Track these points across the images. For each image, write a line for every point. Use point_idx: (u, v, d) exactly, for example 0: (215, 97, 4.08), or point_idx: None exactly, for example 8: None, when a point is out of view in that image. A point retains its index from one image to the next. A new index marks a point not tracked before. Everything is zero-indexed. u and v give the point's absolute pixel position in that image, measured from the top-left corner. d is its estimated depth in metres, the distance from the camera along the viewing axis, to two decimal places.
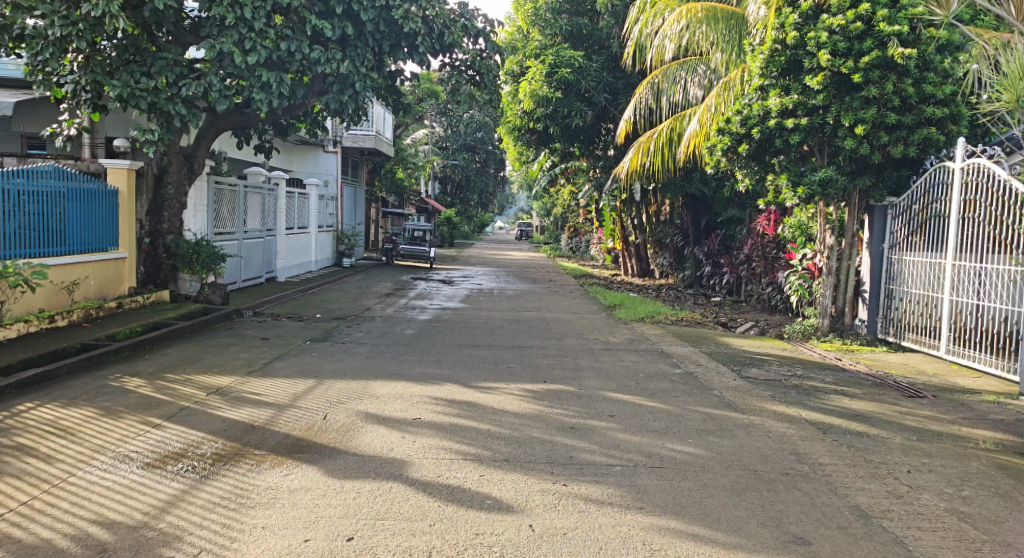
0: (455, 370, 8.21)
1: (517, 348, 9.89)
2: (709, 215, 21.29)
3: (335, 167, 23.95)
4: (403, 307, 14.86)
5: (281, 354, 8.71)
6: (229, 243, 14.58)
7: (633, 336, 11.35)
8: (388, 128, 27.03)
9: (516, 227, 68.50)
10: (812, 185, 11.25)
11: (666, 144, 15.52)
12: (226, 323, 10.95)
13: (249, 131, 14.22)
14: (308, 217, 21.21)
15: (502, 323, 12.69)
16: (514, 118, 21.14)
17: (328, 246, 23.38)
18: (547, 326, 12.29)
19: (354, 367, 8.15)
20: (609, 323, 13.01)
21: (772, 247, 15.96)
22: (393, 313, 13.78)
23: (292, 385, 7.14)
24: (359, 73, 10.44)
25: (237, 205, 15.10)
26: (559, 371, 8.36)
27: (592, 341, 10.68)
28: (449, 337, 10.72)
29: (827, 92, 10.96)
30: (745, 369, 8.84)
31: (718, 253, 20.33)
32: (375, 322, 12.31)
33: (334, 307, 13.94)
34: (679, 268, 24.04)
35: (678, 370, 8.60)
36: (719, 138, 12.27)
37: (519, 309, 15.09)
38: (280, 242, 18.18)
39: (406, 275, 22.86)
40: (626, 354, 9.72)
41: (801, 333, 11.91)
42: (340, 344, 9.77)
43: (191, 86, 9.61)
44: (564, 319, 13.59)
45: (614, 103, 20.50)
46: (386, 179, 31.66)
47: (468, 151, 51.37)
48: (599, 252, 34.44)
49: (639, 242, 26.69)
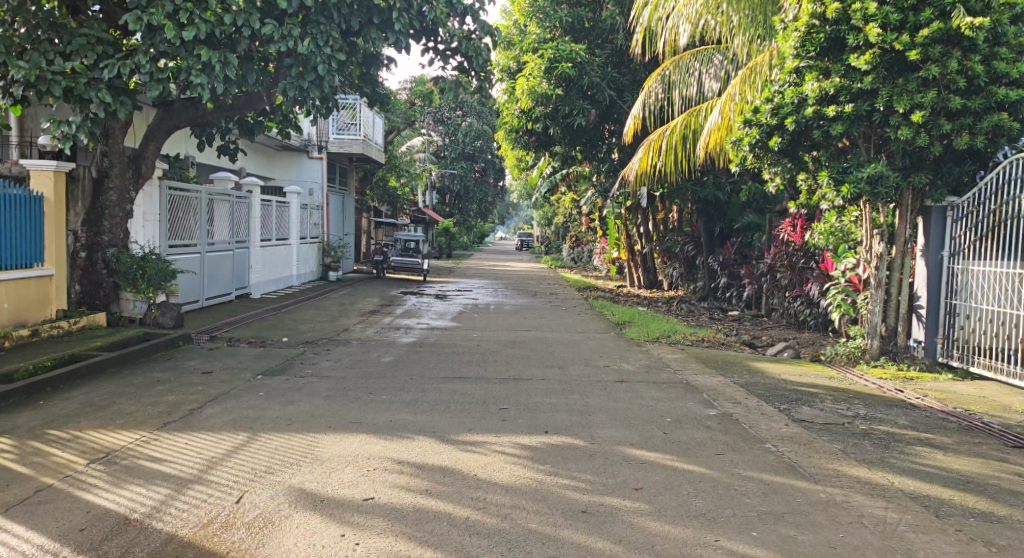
0: (433, 416, 6.51)
1: (514, 382, 8.18)
2: (723, 222, 19.68)
3: (320, 174, 22.35)
4: (387, 327, 13.17)
5: (217, 396, 7.01)
6: (188, 257, 12.90)
7: (649, 363, 9.62)
8: (378, 132, 25.35)
9: (517, 239, 66.84)
10: (860, 183, 9.47)
11: (679, 142, 13.82)
12: (169, 352, 9.27)
13: (210, 130, 12.61)
14: (287, 228, 19.50)
15: (495, 347, 10.98)
16: (513, 120, 19.66)
17: (312, 259, 21.67)
18: (549, 350, 10.59)
19: (305, 414, 6.47)
20: (620, 346, 11.29)
21: (801, 257, 14.35)
22: (372, 335, 12.08)
23: (214, 443, 5.46)
24: (322, 54, 8.75)
25: (198, 213, 13.37)
26: (564, 415, 6.65)
27: (602, 371, 8.95)
28: (432, 367, 9.03)
29: (877, 74, 9.27)
30: (795, 408, 7.12)
31: (734, 263, 18.70)
32: (350, 347, 10.63)
33: (306, 329, 12.25)
34: (690, 278, 22.38)
35: (712, 411, 6.90)
36: (745, 131, 10.57)
37: (517, 328, 13.37)
38: (254, 255, 16.49)
39: (395, 289, 21.15)
40: (644, 387, 8.00)
41: (848, 358, 10.20)
42: (298, 378, 8.06)
43: (114, 68, 7.91)
44: (567, 341, 11.87)
45: (620, 101, 18.84)
46: (377, 189, 30.13)
47: (467, 160, 49.77)
48: (603, 263, 32.79)
49: (645, 252, 25.07)
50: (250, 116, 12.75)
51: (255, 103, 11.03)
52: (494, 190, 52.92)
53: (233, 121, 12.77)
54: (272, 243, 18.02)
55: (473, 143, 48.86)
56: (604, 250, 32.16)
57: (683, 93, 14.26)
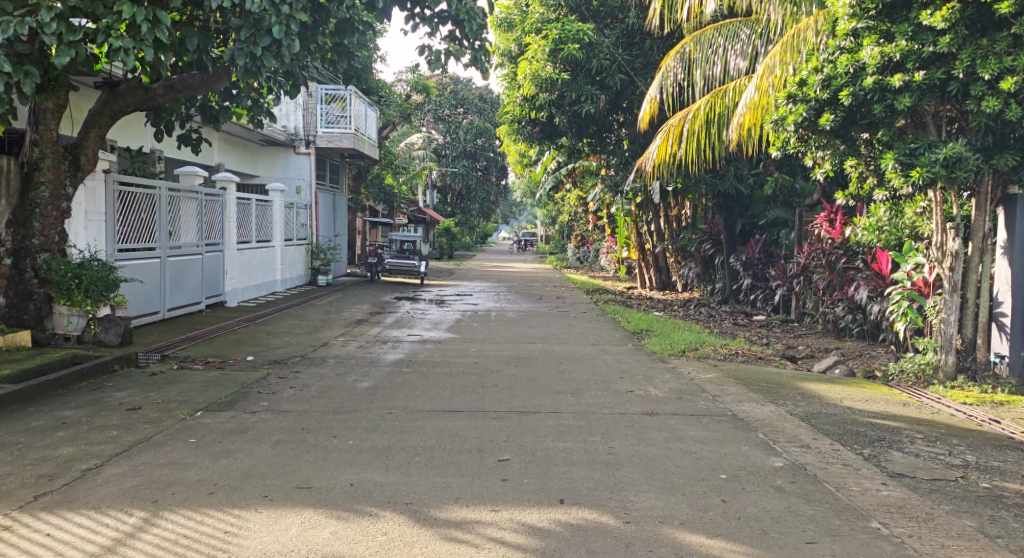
0: (411, 474, 4.90)
1: (518, 417, 6.55)
2: (745, 218, 18.09)
3: (307, 171, 20.85)
4: (372, 341, 11.55)
5: (132, 446, 5.41)
6: (144, 263, 11.30)
7: (681, 387, 7.99)
8: (371, 126, 23.80)
9: (520, 238, 65.26)
10: (934, 167, 7.82)
11: (703, 127, 12.20)
12: (100, 380, 7.70)
13: (168, 118, 11.01)
14: (270, 229, 17.90)
15: (496, 365, 9.36)
16: (515, 109, 18.18)
17: (299, 262, 20.08)
18: (560, 371, 8.96)
19: (241, 472, 4.87)
20: (642, 363, 9.65)
21: (839, 256, 12.76)
22: (354, 351, 10.47)
23: (92, 534, 3.87)
24: (277, 13, 7.13)
25: (157, 212, 11.74)
26: (585, 472, 5.04)
27: (627, 399, 7.32)
28: (419, 395, 7.41)
29: (955, 34, 7.67)
30: (883, 454, 5.51)
31: (758, 263, 17.08)
32: (325, 367, 9.01)
33: (279, 344, 10.65)
34: (708, 279, 20.79)
35: (778, 460, 5.27)
36: (789, 108, 8.92)
37: (521, 340, 11.74)
38: (230, 259, 14.90)
39: (389, 294, 19.54)
40: (682, 423, 6.36)
41: (917, 377, 8.60)
42: (248, 414, 6.45)
43: (9, 28, 6.31)
44: (580, 356, 10.24)
45: (632, 86, 17.22)
46: (372, 187, 28.55)
47: (468, 158, 48.17)
48: (611, 263, 31.17)
49: (657, 252, 23.51)
50: (215, 100, 11.17)
51: (213, 83, 9.47)
52: (496, 189, 51.38)
53: (194, 106, 11.19)
54: (251, 246, 16.43)
55: (475, 141, 47.35)
56: (612, 249, 30.53)
57: (705, 72, 12.62)
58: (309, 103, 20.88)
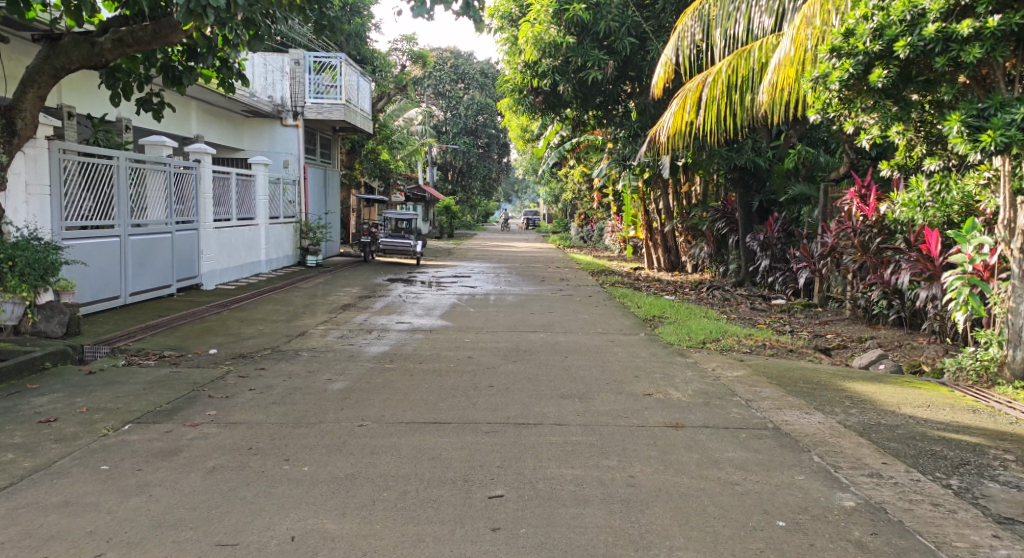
0: (375, 523, 3.77)
1: (516, 431, 5.40)
2: (762, 194, 16.89)
3: (296, 144, 19.73)
4: (356, 329, 10.40)
5: (24, 477, 4.26)
6: (100, 241, 10.14)
7: (708, 389, 6.83)
8: (365, 98, 22.56)
9: (522, 217, 64.06)
10: (1009, 130, 6.64)
11: (725, 91, 10.99)
12: (24, 382, 6.54)
13: (121, 77, 9.82)
14: (253, 205, 16.71)
15: (493, 360, 8.21)
16: (517, 77, 17.00)
17: (287, 241, 18.90)
18: (565, 367, 7.81)
19: (153, 522, 3.72)
20: (658, 357, 8.49)
21: (873, 235, 11.56)
22: (334, 342, 9.33)
23: None
24: None
25: (116, 185, 10.54)
26: (600, 521, 3.89)
27: (646, 407, 6.16)
28: (400, 401, 6.26)
29: None
30: (976, 486, 4.34)
31: (778, 242, 15.88)
32: (296, 363, 7.86)
33: (250, 335, 9.50)
34: (720, 260, 19.62)
35: (847, 498, 4.11)
36: (832, 64, 7.74)
37: (522, 329, 10.60)
38: (206, 238, 13.70)
39: (382, 276, 18.38)
40: (717, 440, 5.20)
41: (978, 375, 7.45)
42: (187, 427, 5.30)
43: None
44: (588, 348, 9.10)
45: (642, 50, 16.03)
46: (367, 162, 27.59)
47: (469, 134, 46.91)
48: (616, 243, 30.01)
49: (666, 231, 22.33)
50: (179, 59, 10.03)
51: (168, 36, 8.26)
52: (498, 166, 50.18)
53: (155, 66, 10.02)
54: (232, 223, 15.26)
55: (476, 117, 46.19)
56: (618, 228, 29.36)
57: (727, 31, 11.28)
58: (297, 72, 19.53)
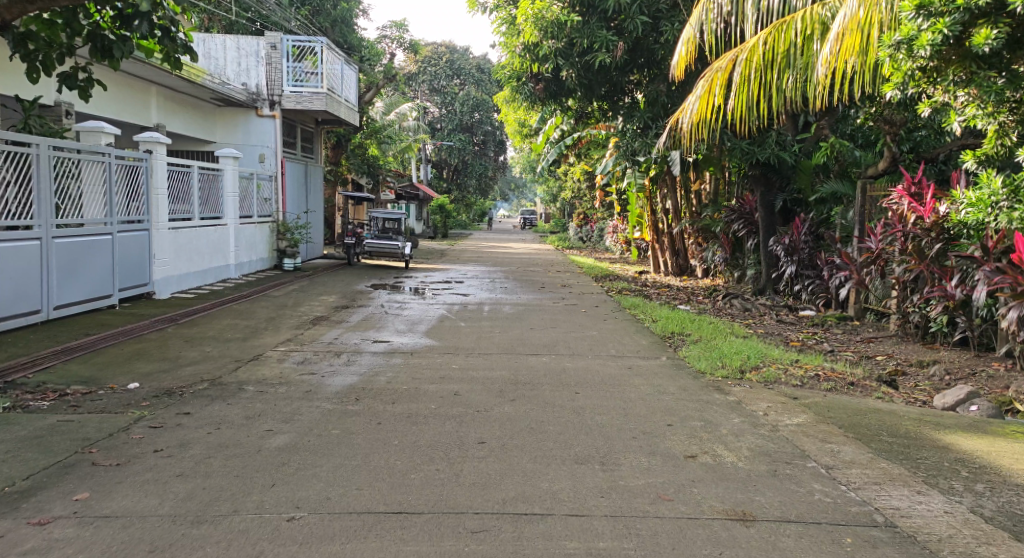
0: None
1: (516, 533, 3.74)
2: (785, 193, 15.27)
3: (272, 137, 18.01)
4: (323, 352, 8.69)
5: None
6: (13, 245, 8.50)
7: (770, 447, 5.16)
8: (350, 88, 20.84)
9: (519, 216, 62.44)
10: None
11: (760, 69, 9.31)
12: None
13: (33, 47, 8.11)
14: (220, 203, 14.97)
15: (485, 398, 6.51)
16: (516, 61, 15.37)
17: (262, 243, 17.17)
18: (579, 411, 6.13)
19: None
20: (691, 394, 6.82)
21: (930, 240, 9.99)
22: (290, 370, 7.63)
23: None
24: None
25: (35, 177, 8.90)
26: None
27: (694, 481, 4.48)
28: (358, 470, 4.58)
29: None
30: None
31: (806, 247, 14.22)
32: (235, 404, 6.16)
33: (189, 361, 7.82)
34: (735, 265, 17.96)
35: None
36: (918, 25, 6.05)
37: (521, 351, 8.91)
38: (160, 240, 11.99)
39: (366, 281, 16.66)
40: (814, 555, 3.55)
41: None
42: (29, 529, 3.63)
43: None
44: (603, 379, 7.43)
45: (654, 32, 14.41)
46: (353, 158, 25.76)
47: (465, 131, 45.31)
48: (617, 244, 28.37)
49: (674, 233, 20.65)
50: (110, 26, 8.34)
51: None
52: (495, 165, 48.48)
53: (80, 35, 8.32)
54: (193, 224, 13.52)
55: (472, 114, 44.68)
56: (620, 228, 27.72)
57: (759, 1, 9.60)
58: (272, 57, 17.79)
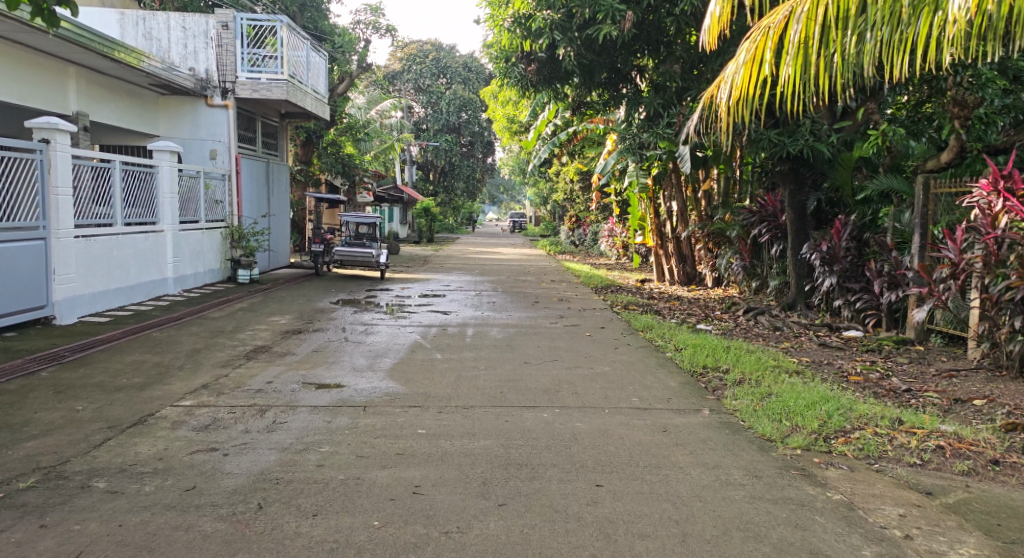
0: None
1: None
2: (818, 191, 12.99)
3: (225, 129, 15.65)
4: (243, 406, 6.35)
5: None
6: None
7: None
8: (318, 76, 18.52)
9: (508, 220, 60.21)
10: None
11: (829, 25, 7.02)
12: None
13: None
14: (153, 206, 12.57)
15: (456, 505, 4.20)
16: (504, 38, 13.11)
17: (211, 253, 14.79)
18: (611, 539, 3.82)
19: None
20: (770, 487, 4.54)
21: None
22: (180, 442, 5.27)
23: None
24: None
25: None
26: None
27: None
28: None
29: None
30: None
31: (848, 254, 11.93)
32: (56, 527, 3.83)
33: (36, 429, 5.44)
34: (754, 274, 15.66)
35: None
36: None
37: (513, 403, 6.59)
38: (64, 251, 9.65)
39: (332, 296, 14.34)
40: None
41: None
42: None
43: None
44: (633, 456, 5.13)
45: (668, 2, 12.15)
46: (326, 156, 23.21)
47: (452, 132, 43.02)
48: (613, 248, 26.17)
49: (682, 237, 18.35)
50: None
51: None
52: (483, 167, 46.21)
53: None
54: (116, 231, 11.14)
55: (458, 113, 42.50)
56: (617, 232, 25.55)
57: None
58: (223, 38, 15.38)
